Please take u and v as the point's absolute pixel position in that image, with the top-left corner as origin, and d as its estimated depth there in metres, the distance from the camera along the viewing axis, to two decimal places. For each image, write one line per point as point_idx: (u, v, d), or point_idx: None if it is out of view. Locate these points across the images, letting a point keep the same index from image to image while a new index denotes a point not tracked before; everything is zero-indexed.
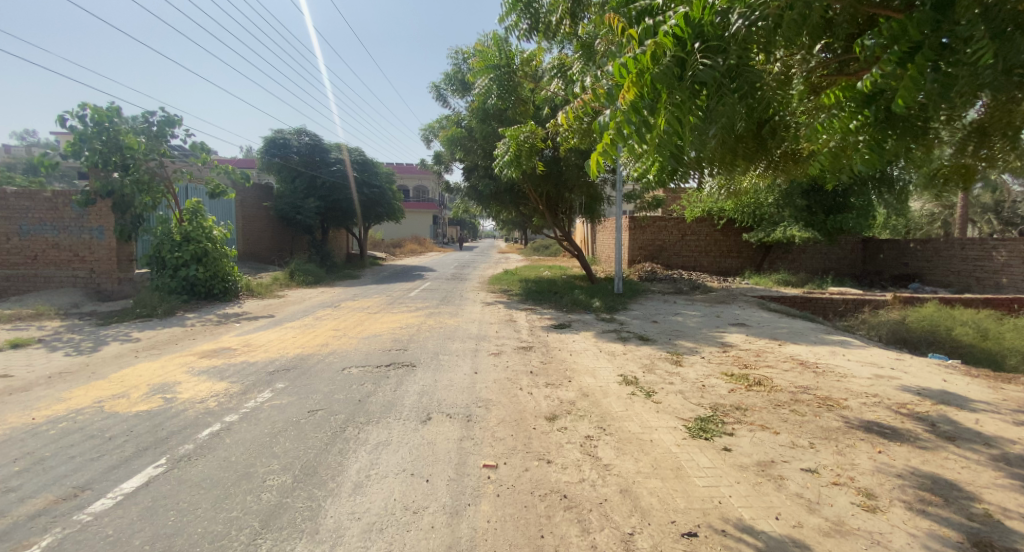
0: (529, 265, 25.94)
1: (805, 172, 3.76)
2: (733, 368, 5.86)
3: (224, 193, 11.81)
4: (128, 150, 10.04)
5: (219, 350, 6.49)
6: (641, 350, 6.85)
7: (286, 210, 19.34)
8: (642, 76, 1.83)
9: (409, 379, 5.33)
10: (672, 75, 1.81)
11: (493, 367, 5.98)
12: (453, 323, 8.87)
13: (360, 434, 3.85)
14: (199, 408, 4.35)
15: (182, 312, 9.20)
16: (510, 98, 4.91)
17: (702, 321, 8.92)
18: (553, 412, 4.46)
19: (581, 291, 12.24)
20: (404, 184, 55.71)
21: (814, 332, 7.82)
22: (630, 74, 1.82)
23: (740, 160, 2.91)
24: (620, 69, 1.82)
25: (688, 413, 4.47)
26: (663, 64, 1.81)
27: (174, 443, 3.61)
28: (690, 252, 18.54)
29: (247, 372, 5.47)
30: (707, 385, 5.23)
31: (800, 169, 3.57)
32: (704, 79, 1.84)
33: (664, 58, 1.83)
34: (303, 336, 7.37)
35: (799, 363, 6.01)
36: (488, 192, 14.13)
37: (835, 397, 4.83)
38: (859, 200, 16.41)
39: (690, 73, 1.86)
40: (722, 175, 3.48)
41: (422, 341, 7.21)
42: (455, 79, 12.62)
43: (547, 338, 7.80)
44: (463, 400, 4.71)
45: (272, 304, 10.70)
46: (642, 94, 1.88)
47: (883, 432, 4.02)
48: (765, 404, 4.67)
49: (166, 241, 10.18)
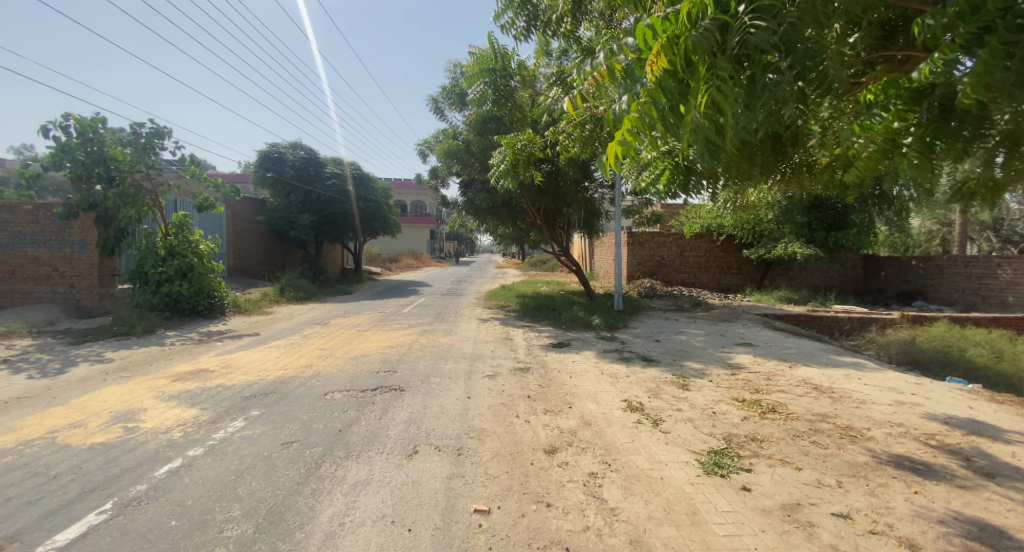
0: (527, 280, 25.67)
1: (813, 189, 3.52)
2: (744, 393, 5.49)
3: (213, 207, 11.50)
4: (113, 162, 9.74)
5: (195, 372, 6.06)
6: (645, 372, 6.47)
7: (280, 225, 19.05)
8: (674, 42, 1.57)
9: (397, 406, 4.93)
10: (712, 42, 1.53)
11: (488, 391, 5.58)
12: (447, 341, 8.49)
13: (338, 471, 3.45)
14: (161, 439, 3.93)
15: (162, 329, 8.78)
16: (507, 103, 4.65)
17: (706, 341, 8.57)
18: (552, 444, 4.06)
19: (581, 308, 11.91)
20: (402, 199, 55.75)
21: (823, 352, 7.48)
22: (659, 37, 1.55)
23: (758, 169, 2.90)
24: (647, 32, 1.57)
25: (700, 445, 4.08)
26: (701, 28, 1.54)
27: (125, 484, 3.18)
28: (690, 268, 18.28)
29: (221, 398, 5.05)
30: (718, 413, 4.84)
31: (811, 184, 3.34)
32: (751, 49, 1.55)
33: (701, 21, 1.56)
34: (287, 357, 6.97)
35: (813, 387, 5.64)
36: (484, 206, 13.88)
37: (856, 426, 4.46)
38: (858, 217, 16.20)
39: (732, 42, 1.57)
40: (730, 188, 3.28)
41: (413, 362, 6.82)
42: (453, 92, 12.51)
43: (545, 358, 7.41)
44: (454, 430, 4.31)
45: (259, 321, 10.29)
46: (674, 66, 1.60)
47: (916, 468, 3.62)
48: (782, 434, 4.28)
49: (150, 255, 9.87)
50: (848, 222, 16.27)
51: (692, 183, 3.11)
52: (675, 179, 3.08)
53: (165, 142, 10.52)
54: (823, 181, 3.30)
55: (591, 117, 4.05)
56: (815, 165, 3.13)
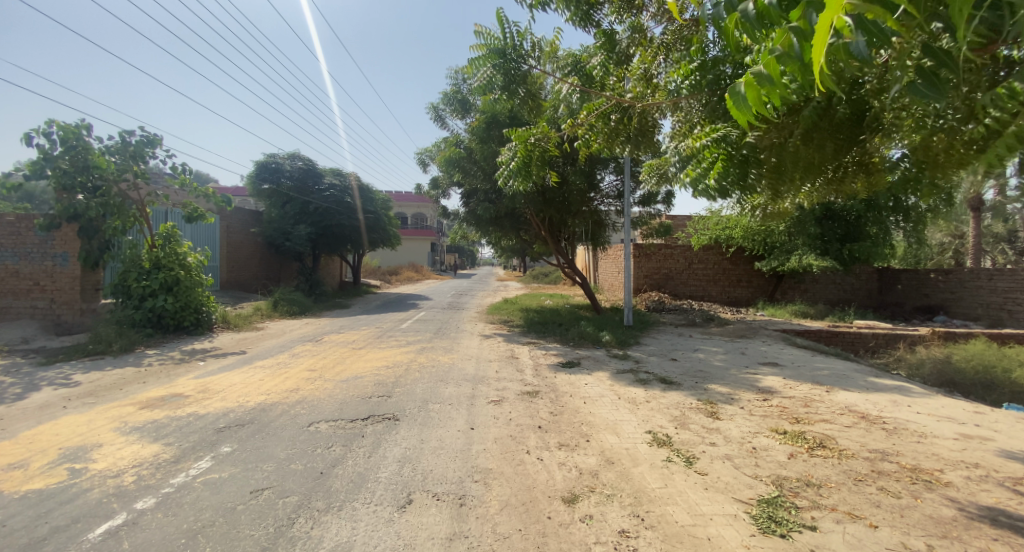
0: (529, 293, 25.08)
1: (843, 194, 3.22)
2: (783, 423, 4.84)
3: (203, 217, 10.98)
4: (97, 170, 9.19)
5: (167, 398, 5.43)
6: (666, 397, 5.82)
7: (275, 236, 18.59)
8: None
9: (390, 439, 4.31)
10: None
11: (494, 420, 4.93)
12: (447, 360, 7.87)
13: (314, 530, 2.80)
14: (107, 487, 3.29)
15: (143, 348, 8.19)
16: (518, 98, 4.24)
17: (728, 360, 7.95)
18: (571, 490, 3.43)
19: (589, 323, 11.28)
20: (403, 211, 55.48)
21: (860, 374, 6.83)
22: None
23: (823, 162, 2.56)
24: None
25: (747, 492, 3.45)
26: None
27: (50, 549, 2.53)
28: (698, 281, 17.68)
29: (190, 430, 4.43)
30: (759, 450, 4.20)
31: (854, 187, 3.02)
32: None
33: None
34: (273, 379, 6.33)
35: (860, 416, 5.01)
36: (486, 217, 13.34)
37: (925, 468, 3.83)
38: (875, 229, 15.68)
39: None
40: (775, 189, 2.69)
41: (409, 385, 6.16)
42: (454, 99, 12.20)
43: (555, 379, 6.78)
44: (455, 472, 3.68)
45: (247, 338, 9.67)
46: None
47: (1016, 524, 2.97)
48: (842, 478, 3.65)
49: (134, 268, 9.30)
50: (863, 234, 15.79)
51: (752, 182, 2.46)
52: (730, 173, 2.41)
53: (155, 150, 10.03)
54: (874, 185, 2.99)
55: (616, 107, 3.70)
56: (874, 165, 2.80)
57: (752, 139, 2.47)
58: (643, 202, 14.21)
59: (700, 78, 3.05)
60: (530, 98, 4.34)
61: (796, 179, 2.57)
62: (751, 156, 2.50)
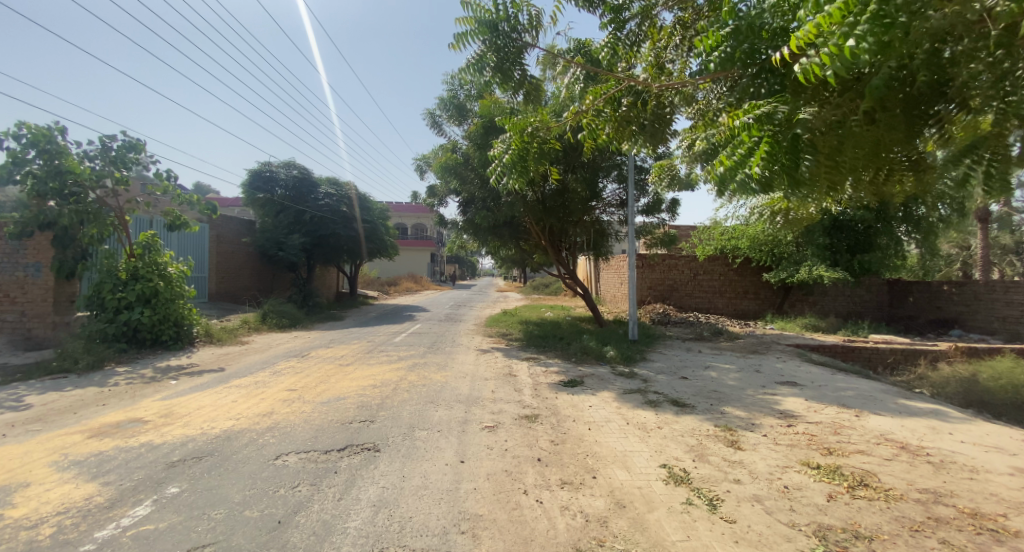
0: (530, 304, 24.58)
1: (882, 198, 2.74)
2: (814, 455, 4.27)
3: (186, 225, 10.52)
4: (71, 174, 8.74)
5: (124, 424, 4.89)
6: (680, 423, 5.25)
7: (268, 246, 18.21)
8: None
9: (366, 475, 3.75)
10: None
11: (487, 451, 4.36)
12: (440, 378, 7.31)
13: None
14: (12, 543, 2.71)
15: (113, 364, 7.66)
16: (520, 85, 3.79)
17: (742, 379, 7.39)
18: (576, 545, 2.83)
19: (591, 337, 10.73)
20: (402, 222, 55.37)
21: (888, 395, 6.24)
22: None
23: (887, 151, 1.99)
24: None
25: (786, 546, 2.82)
26: None
27: None
28: (703, 292, 17.18)
29: (139, 465, 3.87)
30: (792, 490, 3.59)
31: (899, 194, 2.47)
32: None
33: None
34: (247, 401, 5.76)
35: (899, 447, 4.42)
36: (484, 225, 12.86)
37: (989, 512, 3.21)
38: (885, 239, 15.22)
39: None
40: (823, 190, 2.15)
41: (396, 408, 5.60)
42: (451, 104, 11.82)
43: (555, 401, 6.22)
44: (438, 521, 3.08)
45: (229, 354, 9.12)
46: None
47: None
48: (895, 527, 3.04)
49: (109, 279, 8.80)
50: (874, 245, 15.35)
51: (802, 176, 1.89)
52: (777, 160, 1.86)
53: (137, 155, 9.60)
54: (925, 190, 2.43)
55: (627, 91, 3.29)
56: (925, 163, 2.21)
57: (807, 116, 1.88)
58: (648, 211, 13.77)
59: (730, 50, 2.47)
60: (535, 85, 3.85)
61: (854, 171, 2.00)
62: (804, 137, 1.89)
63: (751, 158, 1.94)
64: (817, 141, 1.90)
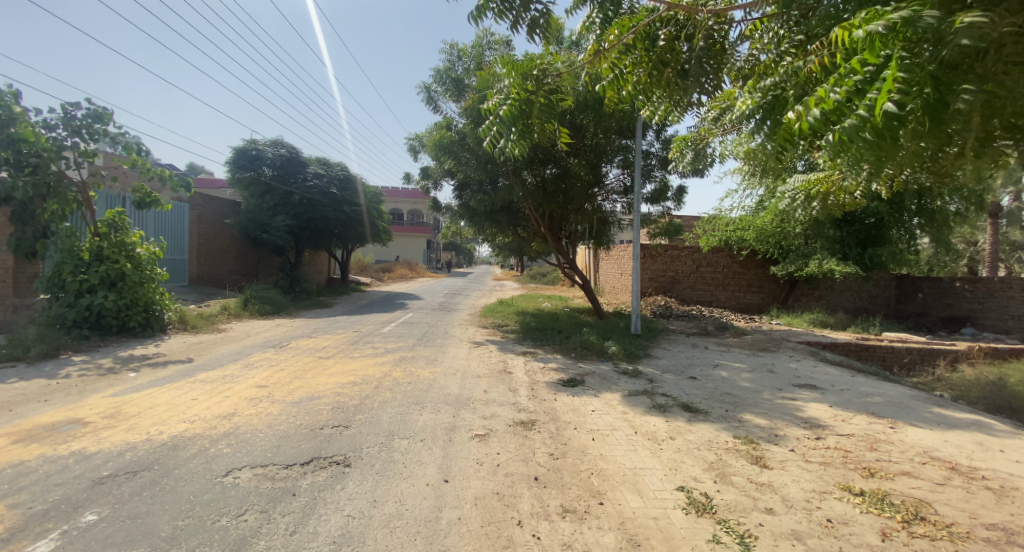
0: (527, 294, 23.93)
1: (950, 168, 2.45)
2: (854, 479, 3.69)
3: (156, 203, 9.74)
4: (25, 144, 7.95)
5: (57, 427, 4.21)
6: (694, 433, 4.66)
7: (252, 228, 17.36)
8: None
9: (329, 500, 3.13)
10: None
11: (476, 468, 3.76)
12: (428, 375, 6.71)
13: None
14: None
15: (69, 353, 6.99)
16: (524, 15, 3.41)
17: (756, 380, 6.81)
18: None
19: (592, 331, 10.14)
20: (398, 207, 54.41)
21: (920, 403, 5.68)
22: None
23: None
24: None
25: None
26: None
27: None
28: (706, 285, 16.62)
29: (58, 482, 3.19)
30: (838, 526, 2.98)
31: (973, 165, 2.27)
32: None
33: None
34: (209, 400, 5.13)
35: (949, 469, 3.84)
36: (480, 210, 12.13)
37: None
38: (897, 233, 14.65)
39: None
40: (929, 146, 1.78)
41: (375, 411, 4.98)
42: (447, 77, 11.07)
43: (553, 403, 5.62)
44: None
45: (203, 342, 8.49)
46: None
47: None
48: None
49: (69, 260, 8.05)
50: (885, 238, 14.78)
51: (944, 117, 1.52)
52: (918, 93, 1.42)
53: (104, 125, 8.83)
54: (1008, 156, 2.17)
55: (670, 27, 3.17)
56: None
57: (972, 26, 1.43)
58: (653, 198, 13.04)
59: None
60: (548, 13, 3.45)
61: (986, 116, 1.64)
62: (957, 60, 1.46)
63: (869, 94, 1.51)
64: (976, 70, 1.51)
